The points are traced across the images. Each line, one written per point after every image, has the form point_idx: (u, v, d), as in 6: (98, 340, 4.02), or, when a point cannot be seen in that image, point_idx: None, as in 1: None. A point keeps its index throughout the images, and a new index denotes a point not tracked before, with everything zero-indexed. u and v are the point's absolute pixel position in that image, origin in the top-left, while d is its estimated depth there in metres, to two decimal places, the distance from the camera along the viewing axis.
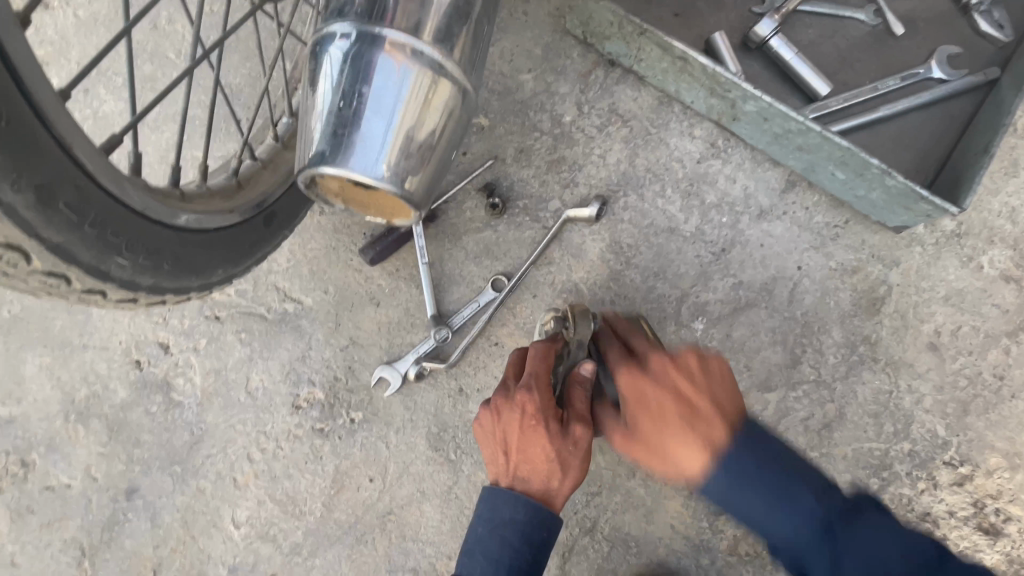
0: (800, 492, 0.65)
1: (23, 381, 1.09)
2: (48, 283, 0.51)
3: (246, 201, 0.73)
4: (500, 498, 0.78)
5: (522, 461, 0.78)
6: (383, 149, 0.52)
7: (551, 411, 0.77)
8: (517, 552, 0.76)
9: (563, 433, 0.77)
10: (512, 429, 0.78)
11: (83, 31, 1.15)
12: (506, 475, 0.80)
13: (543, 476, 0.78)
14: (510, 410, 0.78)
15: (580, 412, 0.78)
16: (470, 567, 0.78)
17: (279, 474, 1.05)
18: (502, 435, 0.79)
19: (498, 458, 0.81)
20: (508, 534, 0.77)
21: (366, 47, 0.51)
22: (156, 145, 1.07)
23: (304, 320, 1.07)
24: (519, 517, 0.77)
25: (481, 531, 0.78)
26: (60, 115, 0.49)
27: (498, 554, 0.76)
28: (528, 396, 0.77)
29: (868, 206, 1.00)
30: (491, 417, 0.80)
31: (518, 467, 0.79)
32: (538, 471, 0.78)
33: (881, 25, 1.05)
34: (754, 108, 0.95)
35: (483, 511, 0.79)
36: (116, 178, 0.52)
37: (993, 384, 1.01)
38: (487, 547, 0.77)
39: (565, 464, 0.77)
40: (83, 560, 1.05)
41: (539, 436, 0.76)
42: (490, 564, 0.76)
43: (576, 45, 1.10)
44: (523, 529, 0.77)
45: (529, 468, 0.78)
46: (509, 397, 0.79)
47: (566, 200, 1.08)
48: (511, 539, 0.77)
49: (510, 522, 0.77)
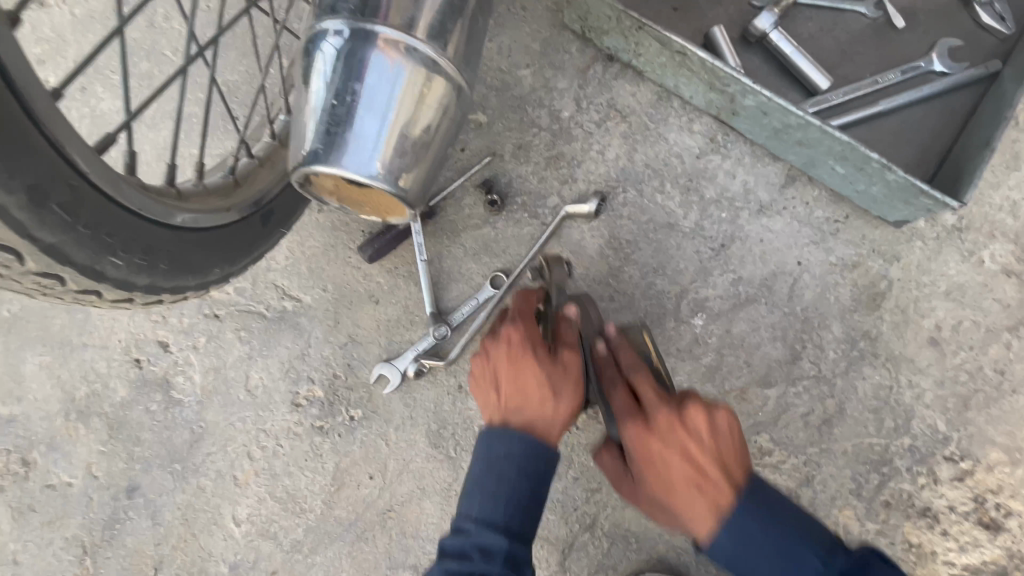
0: (805, 556, 0.65)
1: (23, 380, 1.09)
2: (42, 284, 0.51)
3: (243, 199, 0.73)
4: (492, 432, 0.71)
5: (512, 392, 0.73)
6: (377, 148, 0.52)
7: (537, 340, 0.77)
8: (515, 487, 0.68)
9: (551, 360, 0.75)
10: (501, 364, 0.75)
11: (79, 28, 1.14)
12: (497, 413, 0.73)
13: (535, 400, 0.72)
14: (497, 344, 0.77)
15: (568, 343, 0.79)
16: (466, 509, 0.69)
17: (279, 471, 1.05)
18: (492, 378, 0.76)
19: (488, 402, 0.76)
20: (504, 468, 0.69)
21: (359, 43, 0.51)
22: (154, 143, 1.07)
23: (303, 318, 1.07)
24: (514, 450, 0.69)
25: (475, 470, 0.70)
26: (54, 113, 0.48)
27: (495, 490, 0.68)
28: (514, 328, 0.78)
29: (868, 201, 0.99)
30: (482, 362, 0.79)
31: (508, 398, 0.73)
32: (530, 399, 0.72)
33: (881, 18, 1.05)
34: (753, 103, 0.94)
35: (478, 450, 0.72)
36: (110, 177, 0.52)
37: (993, 379, 1.01)
38: (483, 483, 0.69)
39: (557, 388, 0.73)
40: (85, 558, 1.06)
41: (527, 361, 0.74)
42: (488, 502, 0.68)
43: (574, 40, 1.09)
44: (520, 461, 0.69)
45: (519, 397, 0.72)
46: (497, 335, 0.79)
47: (565, 196, 1.07)
48: (507, 474, 0.68)
49: (505, 455, 0.69)
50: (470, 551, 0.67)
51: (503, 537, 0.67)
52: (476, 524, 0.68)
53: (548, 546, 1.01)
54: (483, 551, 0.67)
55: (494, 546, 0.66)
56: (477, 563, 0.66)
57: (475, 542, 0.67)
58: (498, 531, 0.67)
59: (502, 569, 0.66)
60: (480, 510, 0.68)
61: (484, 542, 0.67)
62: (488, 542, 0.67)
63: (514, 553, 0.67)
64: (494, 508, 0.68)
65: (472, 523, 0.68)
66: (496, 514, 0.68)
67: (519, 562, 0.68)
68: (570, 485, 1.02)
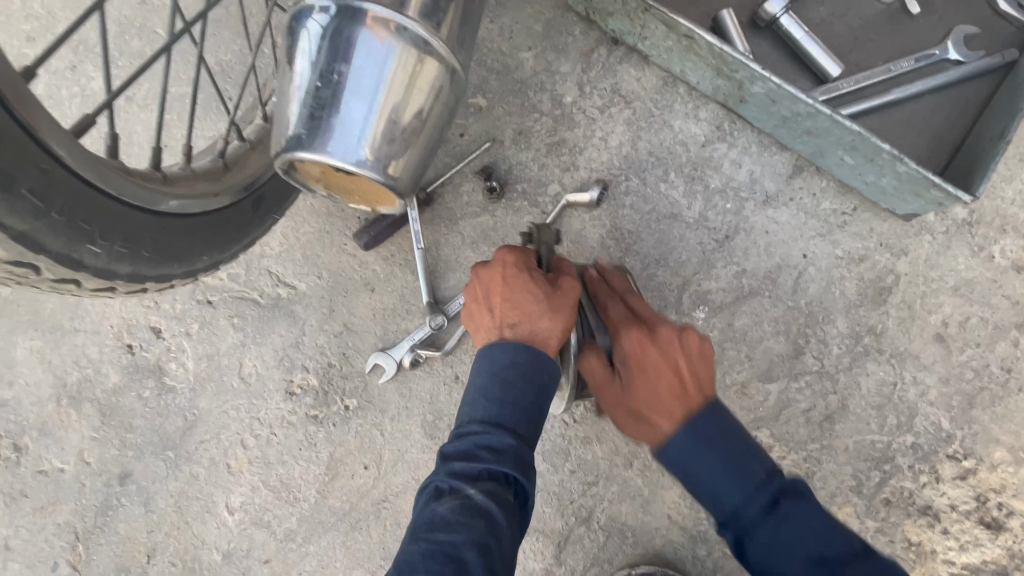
0: (751, 467, 0.67)
1: (14, 364, 1.08)
2: (16, 274, 0.48)
3: (233, 183, 0.70)
4: (493, 346, 0.72)
5: (508, 308, 0.74)
6: (365, 132, 0.50)
7: (532, 266, 0.78)
8: (521, 394, 0.68)
9: (549, 286, 0.76)
10: (495, 284, 0.76)
11: (70, 5, 1.11)
12: (494, 328, 0.73)
13: (534, 314, 0.73)
14: (491, 268, 0.77)
15: (567, 273, 0.79)
16: (470, 414, 0.68)
17: (273, 460, 1.04)
18: (486, 295, 0.77)
19: (482, 323, 0.76)
20: (509, 376, 0.69)
21: (346, 22, 0.48)
22: (145, 124, 1.04)
23: (297, 305, 1.06)
24: (521, 360, 0.70)
25: (479, 382, 0.70)
26: (23, 94, 0.46)
27: (500, 394, 0.68)
28: (509, 252, 0.78)
29: (878, 193, 0.97)
30: (475, 286, 0.79)
31: (504, 314, 0.73)
32: (527, 312, 0.73)
33: (896, 3, 1.01)
34: (762, 90, 0.91)
35: (480, 365, 0.72)
36: (90, 161, 0.50)
37: (1000, 377, 0.99)
38: (488, 392, 0.69)
39: (555, 306, 0.73)
40: (77, 544, 1.05)
41: (523, 281, 0.75)
42: (494, 404, 0.67)
43: (578, 22, 1.06)
44: (526, 370, 0.69)
45: (516, 311, 0.73)
46: (490, 260, 0.79)
47: (566, 184, 1.05)
48: (514, 381, 0.69)
49: (509, 364, 0.69)
50: (477, 450, 0.66)
51: (511, 437, 0.66)
52: (482, 425, 0.67)
53: (542, 538, 1.01)
54: (491, 450, 0.66)
55: (502, 444, 0.66)
56: (486, 461, 0.65)
57: (481, 442, 0.66)
58: (505, 430, 0.66)
59: (509, 467, 0.65)
60: (486, 412, 0.67)
61: (491, 441, 0.66)
62: (495, 441, 0.66)
63: (522, 453, 0.67)
64: (501, 410, 0.67)
65: (477, 425, 0.67)
66: (502, 416, 0.67)
67: (526, 465, 0.67)
68: (566, 478, 1.01)
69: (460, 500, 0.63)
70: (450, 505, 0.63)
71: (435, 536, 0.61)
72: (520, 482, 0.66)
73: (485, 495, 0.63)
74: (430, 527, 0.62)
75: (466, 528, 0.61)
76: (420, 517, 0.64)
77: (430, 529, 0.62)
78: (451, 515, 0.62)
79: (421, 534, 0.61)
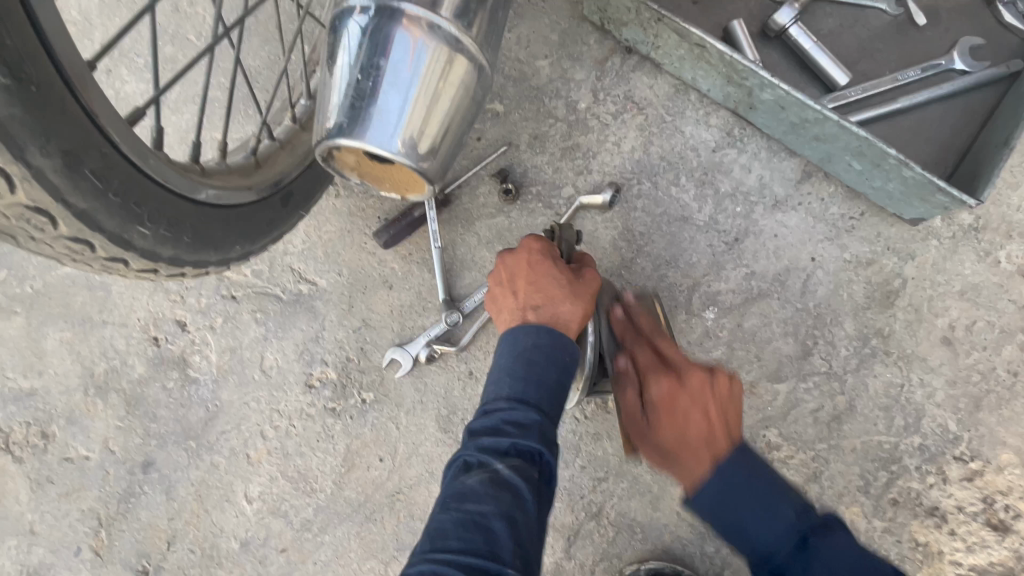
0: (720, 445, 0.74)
1: (44, 355, 1.12)
2: (72, 249, 0.52)
3: (264, 179, 0.74)
4: (516, 329, 0.74)
5: (532, 292, 0.77)
6: (398, 123, 0.53)
7: (556, 256, 0.82)
8: (544, 371, 0.71)
9: (572, 275, 0.80)
10: (520, 268, 0.80)
11: (106, 13, 1.16)
12: (518, 310, 0.76)
13: (557, 297, 0.77)
14: (516, 254, 0.81)
15: (588, 266, 0.84)
16: (495, 392, 0.71)
17: (291, 451, 1.07)
18: (509, 279, 0.80)
19: (506, 307, 0.78)
20: (533, 356, 0.71)
21: (385, 20, 0.52)
22: (176, 125, 1.08)
23: (318, 301, 1.09)
24: (543, 341, 0.72)
25: (503, 361, 0.73)
26: (89, 83, 0.49)
27: (525, 373, 0.70)
28: (534, 240, 0.83)
29: (885, 198, 0.99)
30: (499, 270, 0.82)
31: (529, 295, 0.77)
32: (551, 296, 0.77)
33: (903, 15, 1.04)
34: (771, 97, 0.94)
35: (503, 348, 0.74)
36: (140, 149, 0.54)
37: (1007, 380, 1.00)
38: (512, 371, 0.71)
39: (577, 293, 0.78)
40: (100, 530, 1.08)
41: (548, 267, 0.79)
42: (519, 382, 0.70)
43: (593, 32, 1.10)
44: (549, 350, 0.72)
45: (541, 294, 0.77)
46: (514, 248, 0.83)
47: (579, 187, 1.08)
48: (538, 361, 0.71)
49: (534, 344, 0.72)
50: (504, 426, 0.68)
51: (536, 412, 0.69)
52: (508, 402, 0.69)
53: (553, 532, 1.02)
54: (517, 425, 0.68)
55: (528, 419, 0.68)
56: (513, 436, 0.67)
57: (508, 418, 0.69)
58: (530, 406, 0.69)
59: (536, 441, 0.68)
60: (512, 390, 0.70)
61: (517, 416, 0.69)
62: (521, 417, 0.69)
63: (546, 429, 0.69)
64: (526, 386, 0.70)
65: (504, 401, 0.70)
66: (528, 392, 0.70)
67: (550, 440, 0.70)
68: (577, 473, 1.03)
69: (488, 474, 0.65)
70: (479, 477, 0.65)
71: (465, 507, 0.63)
72: (545, 457, 0.69)
73: (512, 469, 0.66)
74: (460, 498, 0.64)
75: (494, 500, 0.63)
76: (449, 489, 0.66)
77: (460, 500, 0.64)
78: (480, 486, 0.64)
79: (452, 504, 0.64)
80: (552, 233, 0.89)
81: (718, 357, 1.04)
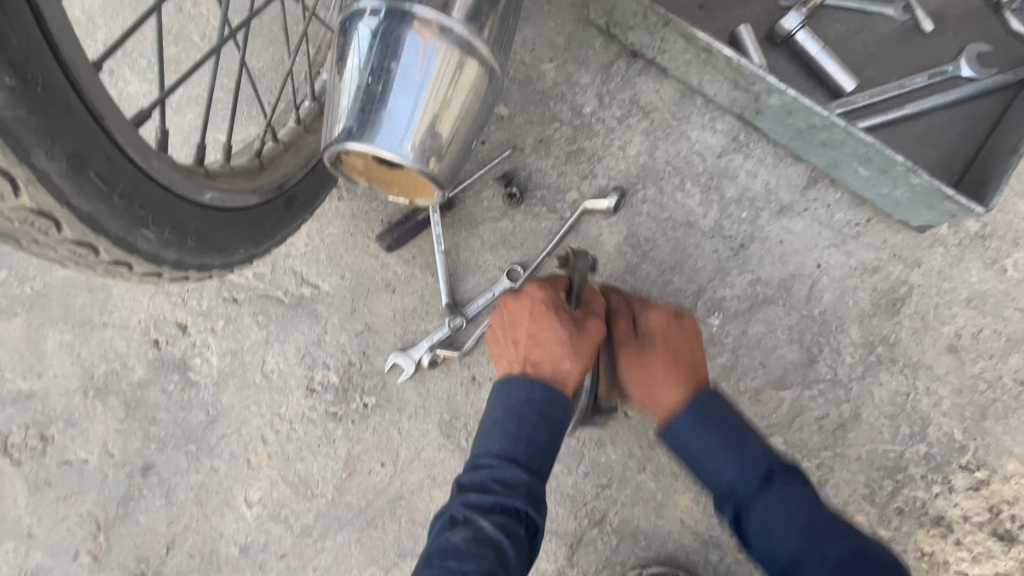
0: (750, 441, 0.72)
1: (44, 357, 1.11)
2: (77, 253, 0.52)
3: (269, 182, 0.73)
4: (511, 381, 0.74)
5: (532, 346, 0.76)
6: (409, 128, 0.52)
7: (562, 303, 0.78)
8: (536, 430, 0.71)
9: (574, 326, 0.76)
10: (522, 317, 0.78)
11: (109, 13, 1.16)
12: (517, 361, 0.76)
13: (556, 356, 0.74)
14: (519, 300, 0.79)
15: (595, 313, 0.80)
16: (486, 448, 0.71)
17: (292, 455, 1.06)
18: (512, 325, 0.79)
19: (505, 355, 0.78)
20: (525, 412, 0.72)
21: (396, 23, 0.52)
22: (179, 126, 1.08)
23: (320, 304, 1.08)
24: (536, 398, 0.72)
25: (496, 414, 0.73)
26: (94, 83, 0.49)
27: (516, 429, 0.71)
28: (539, 285, 0.80)
29: (892, 204, 0.99)
30: (503, 311, 0.81)
31: (528, 352, 0.76)
32: (549, 354, 0.75)
33: (910, 21, 1.04)
34: (778, 102, 0.94)
35: (496, 399, 0.74)
36: (145, 151, 0.53)
37: (1013, 390, 1.00)
38: (504, 426, 0.71)
39: (577, 348, 0.75)
40: (98, 534, 1.07)
41: (549, 319, 0.76)
42: (509, 438, 0.70)
43: (598, 36, 1.10)
44: (540, 407, 0.72)
45: (540, 351, 0.75)
46: (520, 290, 0.81)
47: (584, 191, 1.07)
48: (529, 417, 0.71)
49: (526, 401, 0.72)
50: (490, 484, 0.69)
51: (524, 472, 0.70)
52: (497, 459, 0.70)
53: (556, 539, 1.01)
54: (504, 484, 0.69)
55: (514, 478, 0.69)
56: (499, 495, 0.68)
57: (496, 475, 0.69)
58: (518, 465, 0.70)
59: (521, 501, 0.69)
60: (502, 446, 0.70)
61: (505, 475, 0.69)
62: (509, 476, 0.69)
63: (533, 489, 0.70)
64: (516, 445, 0.70)
65: (493, 458, 0.70)
66: (517, 450, 0.70)
67: (537, 499, 0.70)
68: (580, 480, 1.02)
69: (472, 531, 0.66)
70: (463, 535, 0.66)
71: (447, 564, 0.65)
72: (530, 516, 0.70)
73: (497, 528, 0.67)
74: (443, 555, 0.66)
75: (477, 559, 0.64)
76: (434, 545, 0.68)
77: (443, 556, 0.66)
78: (463, 544, 0.66)
79: (435, 561, 0.66)
80: (565, 260, 0.87)
81: (723, 364, 1.03)
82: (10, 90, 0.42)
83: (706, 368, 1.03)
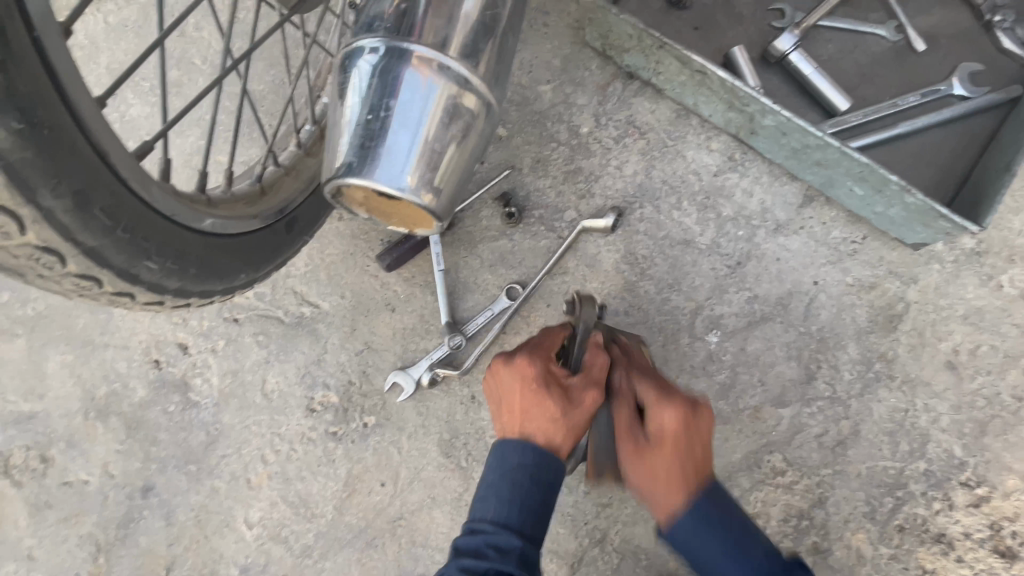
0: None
1: (45, 378, 1.12)
2: (80, 286, 0.52)
3: (269, 207, 0.74)
4: (505, 447, 0.74)
5: (525, 421, 0.74)
6: (407, 162, 0.53)
7: (555, 375, 0.76)
8: (530, 494, 0.71)
9: (568, 401, 0.74)
10: (513, 389, 0.75)
11: (112, 37, 1.17)
12: (509, 432, 0.75)
13: (548, 432, 0.73)
14: (510, 372, 0.76)
15: (594, 382, 0.77)
16: (481, 512, 0.72)
17: (292, 476, 1.06)
18: (505, 395, 0.76)
19: (499, 418, 0.77)
20: (518, 476, 0.72)
21: (394, 61, 0.53)
22: (181, 149, 1.09)
23: (320, 324, 1.09)
24: (528, 462, 0.72)
25: (490, 478, 0.73)
26: (99, 121, 0.50)
27: (510, 495, 0.71)
28: (532, 357, 0.76)
29: (887, 222, 0.99)
30: (494, 378, 0.79)
31: (523, 425, 0.74)
32: (541, 429, 0.73)
33: (902, 41, 1.05)
34: (773, 122, 0.95)
35: (492, 460, 0.75)
36: (148, 184, 0.54)
37: (1012, 406, 1.00)
38: (498, 491, 0.71)
39: (572, 425, 0.74)
40: (99, 556, 1.07)
41: (541, 397, 0.74)
42: (504, 505, 0.71)
43: (594, 57, 1.11)
44: (532, 470, 0.72)
45: (532, 425, 0.74)
46: (511, 358, 0.77)
47: (582, 211, 1.08)
48: (522, 481, 0.71)
49: (519, 465, 0.72)
50: (485, 549, 0.69)
51: (518, 537, 0.69)
52: (492, 525, 0.70)
53: (556, 559, 1.01)
54: (498, 549, 0.69)
55: (508, 544, 0.69)
56: (493, 560, 0.68)
57: (490, 541, 0.70)
58: (512, 531, 0.70)
59: (515, 567, 0.68)
60: (497, 512, 0.70)
61: (499, 540, 0.69)
62: (503, 541, 0.69)
63: (528, 553, 0.70)
64: (510, 511, 0.70)
65: (488, 524, 0.70)
66: (511, 517, 0.70)
67: (532, 563, 0.70)
68: (580, 499, 1.02)
69: None
70: None
71: None
72: None
73: None
74: None
75: None
76: None
77: None
78: None
79: None
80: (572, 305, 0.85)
81: (722, 381, 1.04)
82: (18, 134, 0.43)
83: (705, 386, 1.04)
